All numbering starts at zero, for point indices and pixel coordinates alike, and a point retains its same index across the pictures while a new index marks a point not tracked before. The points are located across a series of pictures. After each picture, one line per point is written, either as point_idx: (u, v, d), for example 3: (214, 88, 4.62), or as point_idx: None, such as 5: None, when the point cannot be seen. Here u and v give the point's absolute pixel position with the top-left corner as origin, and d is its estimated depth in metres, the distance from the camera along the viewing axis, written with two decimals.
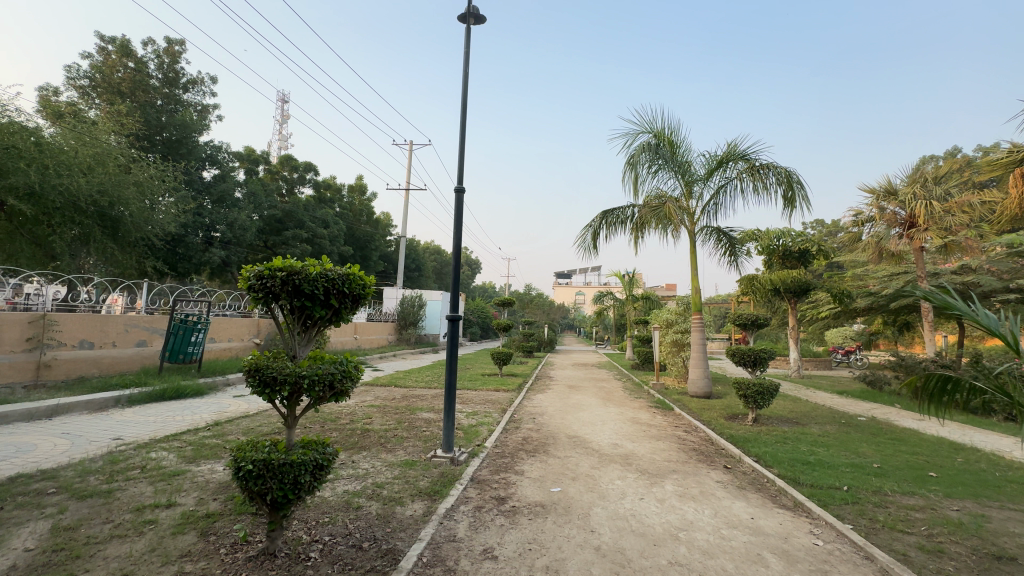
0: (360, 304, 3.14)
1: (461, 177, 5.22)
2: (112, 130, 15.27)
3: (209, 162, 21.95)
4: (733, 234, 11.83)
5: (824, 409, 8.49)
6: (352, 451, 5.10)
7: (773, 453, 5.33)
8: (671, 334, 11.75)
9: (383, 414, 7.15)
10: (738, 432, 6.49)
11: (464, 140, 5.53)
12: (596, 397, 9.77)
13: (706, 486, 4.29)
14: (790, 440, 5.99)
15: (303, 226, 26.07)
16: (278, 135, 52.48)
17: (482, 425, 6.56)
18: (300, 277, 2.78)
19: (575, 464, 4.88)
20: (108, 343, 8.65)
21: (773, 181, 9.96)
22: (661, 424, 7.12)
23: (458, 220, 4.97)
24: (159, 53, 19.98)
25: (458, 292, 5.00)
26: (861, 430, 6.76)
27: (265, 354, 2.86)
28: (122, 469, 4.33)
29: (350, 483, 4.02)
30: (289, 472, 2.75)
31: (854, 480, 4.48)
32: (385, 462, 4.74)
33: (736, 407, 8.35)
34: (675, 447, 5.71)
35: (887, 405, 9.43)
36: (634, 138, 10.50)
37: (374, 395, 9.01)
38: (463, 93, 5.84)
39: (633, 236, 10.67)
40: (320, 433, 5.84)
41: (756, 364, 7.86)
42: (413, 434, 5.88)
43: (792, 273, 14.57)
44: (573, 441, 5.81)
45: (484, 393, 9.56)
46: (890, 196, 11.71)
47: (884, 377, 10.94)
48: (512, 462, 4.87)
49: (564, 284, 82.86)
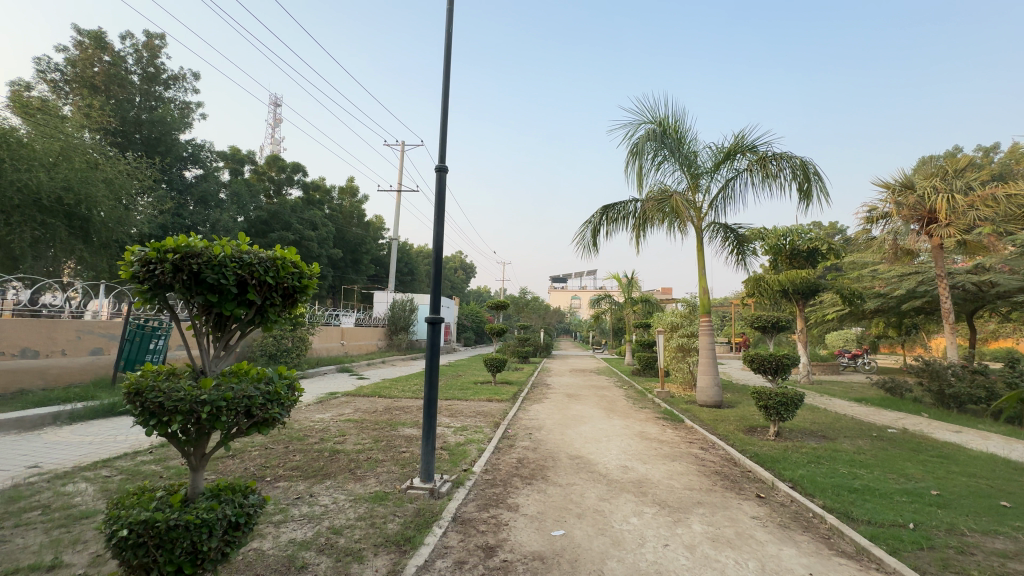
0: (299, 300, 2.36)
1: (444, 154, 4.43)
2: (81, 125, 14.36)
3: (192, 161, 21.13)
4: (741, 231, 11.10)
5: (849, 421, 7.74)
6: (314, 481, 4.27)
7: (811, 477, 4.55)
8: (676, 338, 11.03)
9: (360, 431, 6.30)
10: (762, 449, 5.73)
11: (445, 115, 4.75)
12: (597, 407, 8.97)
13: (742, 526, 3.49)
14: (824, 460, 5.22)
15: (290, 228, 25.26)
16: (271, 138, 51.79)
17: (471, 443, 5.74)
18: (199, 261, 1.96)
19: (580, 495, 4.07)
20: (57, 351, 7.80)
21: (787, 172, 9.23)
22: (674, 440, 6.31)
23: (441, 203, 4.15)
24: (137, 47, 19.19)
25: (438, 291, 4.11)
26: (899, 446, 5.99)
27: (154, 371, 2.07)
28: (18, 510, 3.48)
29: (299, 530, 3.19)
30: (183, 538, 1.93)
31: (918, 515, 3.70)
32: (350, 496, 3.91)
33: (753, 418, 7.58)
34: (694, 470, 4.91)
35: (913, 413, 8.69)
36: (636, 127, 9.80)
37: (354, 407, 8.19)
38: (445, 62, 5.07)
39: (635, 232, 9.95)
40: (282, 457, 5.00)
41: (777, 372, 7.09)
42: (390, 457, 5.04)
43: (800, 274, 13.85)
44: (576, 464, 5.00)
45: (475, 404, 8.76)
46: (907, 190, 11.02)
47: (905, 384, 10.20)
48: (504, 494, 4.05)
49: (560, 288, 82.32)
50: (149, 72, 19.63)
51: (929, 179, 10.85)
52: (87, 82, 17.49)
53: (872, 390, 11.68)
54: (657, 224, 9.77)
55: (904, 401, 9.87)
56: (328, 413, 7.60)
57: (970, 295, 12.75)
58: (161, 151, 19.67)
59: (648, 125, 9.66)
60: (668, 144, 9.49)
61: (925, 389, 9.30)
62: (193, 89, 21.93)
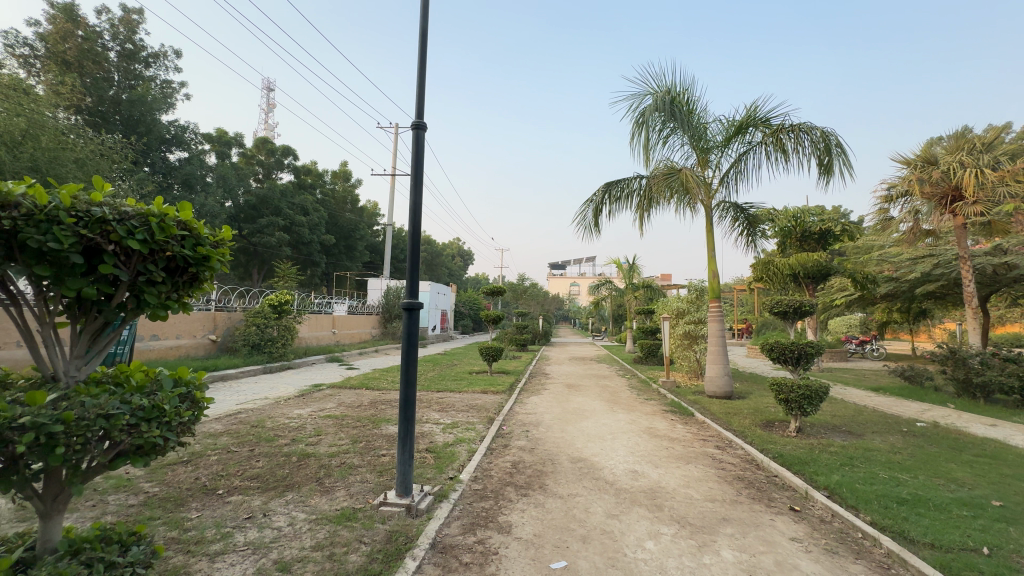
0: (201, 277, 1.71)
1: (421, 110, 3.72)
2: (51, 102, 13.48)
3: (175, 143, 20.25)
4: (752, 211, 10.41)
5: (873, 413, 7.17)
6: (273, 494, 3.66)
7: (850, 484, 3.96)
8: (683, 325, 10.47)
9: (338, 430, 5.69)
10: (785, 448, 5.15)
11: (423, 66, 4.03)
12: (599, 399, 8.37)
13: (782, 552, 2.88)
14: (858, 461, 4.63)
15: (280, 213, 24.50)
16: (264, 124, 50.89)
17: (461, 444, 5.14)
18: (16, 217, 1.30)
19: (585, 509, 3.46)
20: (11, 343, 7.13)
21: (807, 145, 8.48)
22: (686, 437, 5.71)
23: (417, 167, 3.46)
24: (113, 22, 18.15)
25: (416, 273, 3.45)
26: (936, 444, 5.39)
27: None
28: None
29: (236, 566, 2.57)
30: None
31: (989, 535, 3.10)
32: (311, 514, 3.29)
33: (768, 410, 7.00)
34: (713, 475, 4.31)
35: (938, 404, 8.13)
36: (641, 97, 9.04)
37: (337, 401, 7.59)
38: (423, 9, 4.35)
39: (639, 212, 9.27)
40: (242, 463, 4.38)
41: (798, 361, 6.46)
42: (366, 463, 4.41)
43: (811, 256, 13.18)
44: (578, 469, 4.38)
45: (468, 397, 8.17)
46: (929, 165, 10.31)
47: (925, 372, 9.68)
48: (495, 511, 3.43)
49: (558, 274, 81.88)
50: (127, 49, 18.62)
51: (954, 154, 10.11)
52: (59, 58, 16.52)
53: (887, 379, 11.15)
54: (664, 203, 9.07)
55: (924, 389, 9.34)
56: (308, 407, 7.00)
57: (988, 278, 12.15)
58: (142, 132, 18.81)
59: (655, 95, 8.89)
60: (676, 115, 8.69)
61: (949, 378, 8.75)
62: (175, 68, 20.92)
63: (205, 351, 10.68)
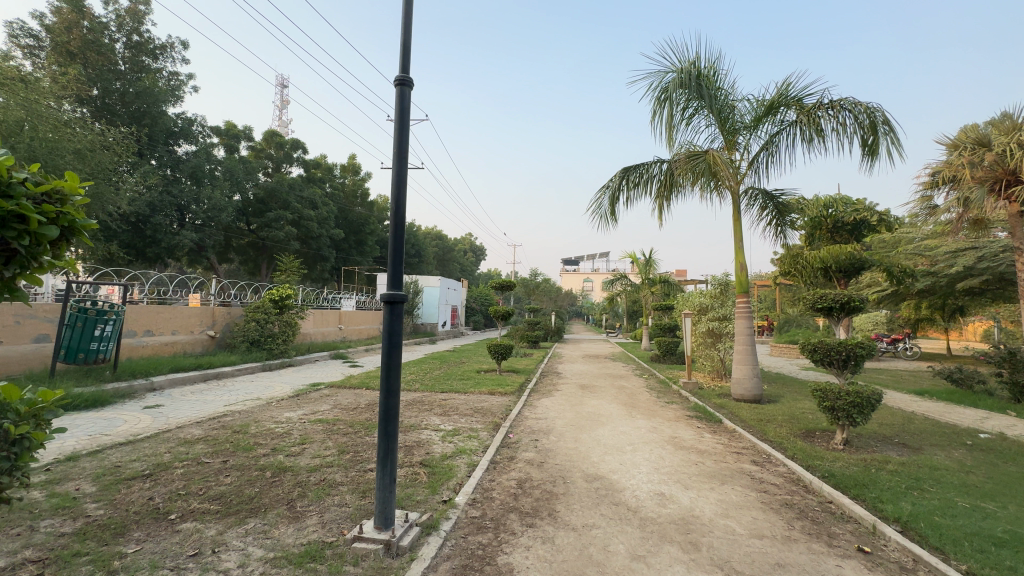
0: (22, 254, 1.39)
1: (406, 64, 3.09)
2: (53, 92, 13.18)
3: (182, 136, 19.98)
4: (782, 198, 9.60)
5: (925, 421, 6.41)
6: (232, 522, 3.07)
7: (930, 518, 3.24)
8: (705, 322, 9.70)
9: (326, 438, 5.12)
10: (833, 464, 4.44)
11: (410, 13, 3.41)
12: (616, 402, 7.70)
13: None
14: (927, 484, 3.92)
15: (288, 207, 24.19)
16: (277, 120, 50.70)
17: (460, 456, 4.52)
18: None
19: (604, 547, 2.82)
20: None
21: (850, 123, 7.64)
22: (716, 449, 5.04)
23: (400, 130, 2.85)
24: (119, 12, 17.88)
25: (399, 258, 2.84)
26: (1011, 462, 4.63)
27: None
28: None
29: None
30: None
31: None
32: (270, 551, 2.70)
33: (808, 418, 6.27)
34: (755, 500, 3.63)
35: (996, 411, 7.31)
36: (663, 75, 8.31)
37: (332, 402, 7.05)
38: None
39: (659, 200, 8.56)
40: (209, 479, 3.82)
41: (846, 364, 5.71)
42: (349, 480, 3.83)
43: (845, 247, 12.18)
44: (596, 491, 3.74)
45: (473, 399, 7.58)
46: (980, 148, 9.44)
47: (976, 374, 8.74)
48: (494, 549, 2.80)
49: (570, 271, 81.18)
50: (134, 41, 18.40)
51: (1008, 135, 9.18)
52: (63, 49, 16.17)
53: (927, 381, 10.32)
54: (687, 188, 8.33)
55: (974, 394, 8.47)
56: (299, 410, 6.47)
57: None
58: (146, 124, 18.49)
59: (678, 70, 8.12)
60: (702, 91, 7.95)
61: (1003, 381, 7.94)
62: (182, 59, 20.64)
63: (203, 348, 10.25)
